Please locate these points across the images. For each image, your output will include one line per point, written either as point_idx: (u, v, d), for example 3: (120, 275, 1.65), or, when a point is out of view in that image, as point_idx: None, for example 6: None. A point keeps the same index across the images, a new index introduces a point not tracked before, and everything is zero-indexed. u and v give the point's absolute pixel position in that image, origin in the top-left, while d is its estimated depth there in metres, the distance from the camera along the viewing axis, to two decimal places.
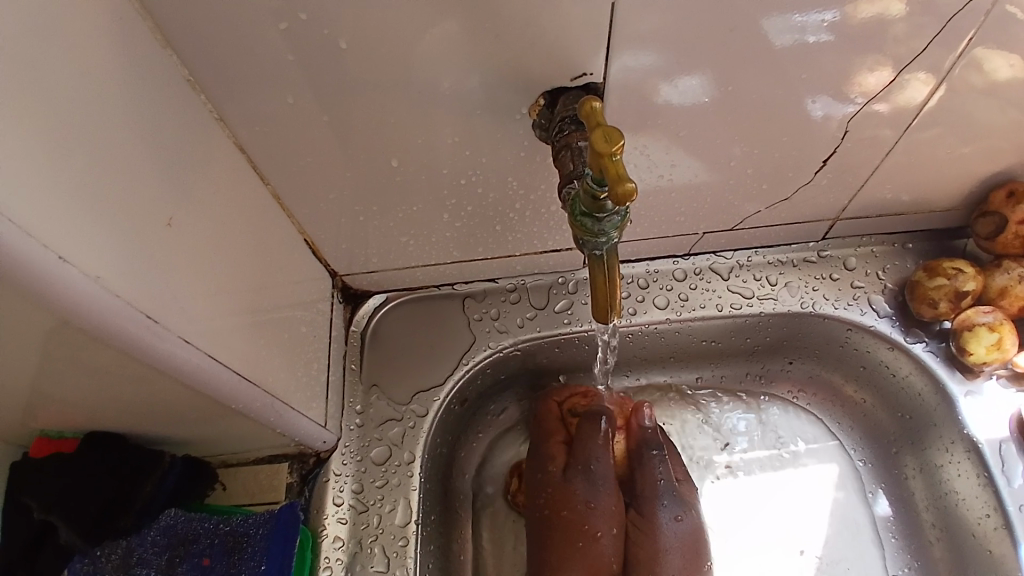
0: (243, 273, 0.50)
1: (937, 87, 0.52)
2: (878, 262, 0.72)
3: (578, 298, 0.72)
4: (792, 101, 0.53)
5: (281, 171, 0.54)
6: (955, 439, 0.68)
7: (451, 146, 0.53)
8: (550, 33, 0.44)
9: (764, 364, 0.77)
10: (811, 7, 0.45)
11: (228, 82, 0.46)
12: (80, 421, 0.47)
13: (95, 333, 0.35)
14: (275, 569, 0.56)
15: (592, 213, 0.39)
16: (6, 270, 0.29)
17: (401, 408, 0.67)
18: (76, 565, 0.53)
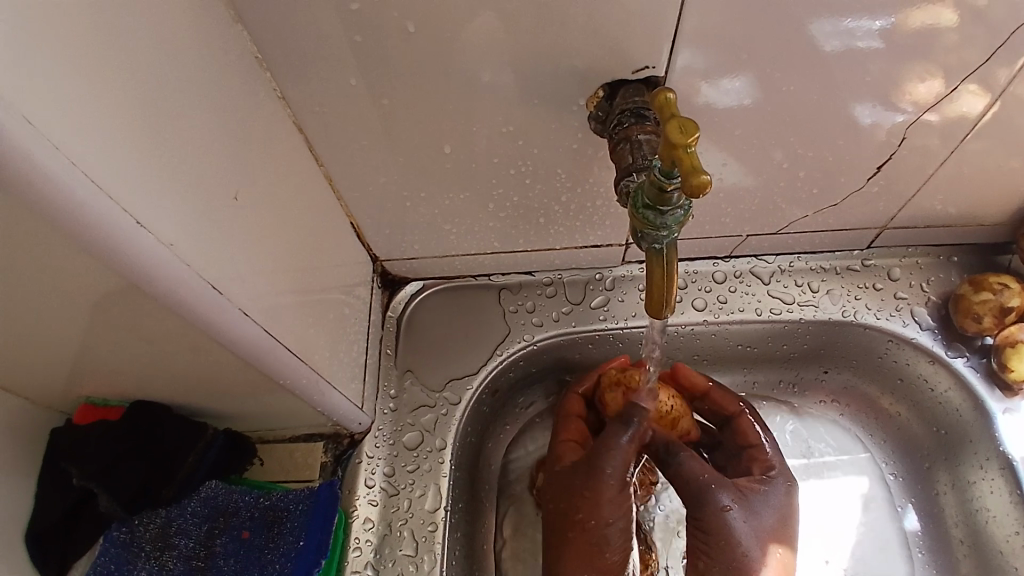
0: (294, 251, 0.50)
1: (992, 101, 0.51)
2: (922, 274, 0.71)
3: (616, 295, 0.71)
4: (853, 106, 0.52)
5: (335, 152, 0.54)
6: (990, 456, 0.67)
7: (505, 135, 0.53)
8: (616, 25, 0.44)
9: (798, 371, 0.76)
10: (861, 13, 0.44)
11: (292, 61, 0.46)
12: (130, 390, 0.48)
13: (167, 301, 0.35)
14: (314, 546, 0.55)
15: (655, 205, 0.39)
16: (87, 233, 0.30)
17: (435, 395, 0.67)
18: (115, 534, 0.53)
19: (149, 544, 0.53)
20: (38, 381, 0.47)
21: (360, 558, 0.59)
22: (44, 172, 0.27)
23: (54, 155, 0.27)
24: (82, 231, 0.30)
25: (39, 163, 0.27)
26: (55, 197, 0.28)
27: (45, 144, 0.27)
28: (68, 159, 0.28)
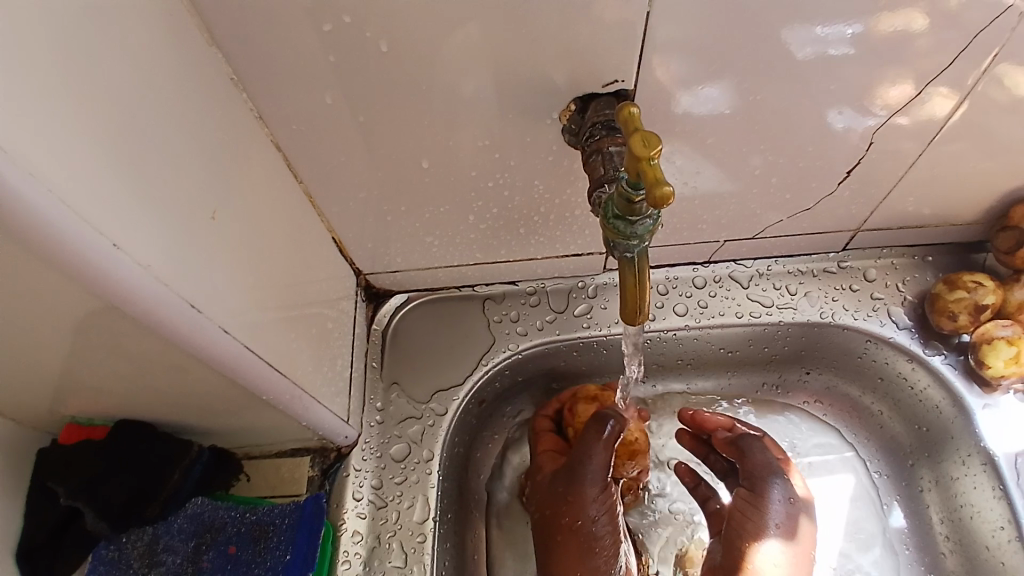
0: (275, 268, 0.51)
1: (959, 102, 0.53)
2: (898, 274, 0.72)
3: (598, 303, 0.72)
4: (820, 112, 0.53)
5: (314, 169, 0.55)
6: (972, 452, 0.68)
7: (482, 149, 0.54)
8: (585, 40, 0.45)
9: (781, 374, 0.77)
10: (834, 19, 0.45)
11: (269, 81, 0.47)
12: (114, 409, 0.48)
13: (144, 321, 0.36)
14: (300, 559, 0.57)
15: (625, 216, 0.40)
16: (64, 256, 0.30)
17: (421, 406, 0.68)
18: (103, 552, 0.54)
19: (137, 561, 0.55)
20: (20, 402, 0.47)
21: (349, 571, 0.59)
22: (14, 197, 0.27)
23: (27, 182, 0.27)
24: (57, 254, 0.30)
25: (11, 189, 0.27)
26: (28, 222, 0.28)
27: (17, 171, 0.27)
28: (43, 186, 0.28)
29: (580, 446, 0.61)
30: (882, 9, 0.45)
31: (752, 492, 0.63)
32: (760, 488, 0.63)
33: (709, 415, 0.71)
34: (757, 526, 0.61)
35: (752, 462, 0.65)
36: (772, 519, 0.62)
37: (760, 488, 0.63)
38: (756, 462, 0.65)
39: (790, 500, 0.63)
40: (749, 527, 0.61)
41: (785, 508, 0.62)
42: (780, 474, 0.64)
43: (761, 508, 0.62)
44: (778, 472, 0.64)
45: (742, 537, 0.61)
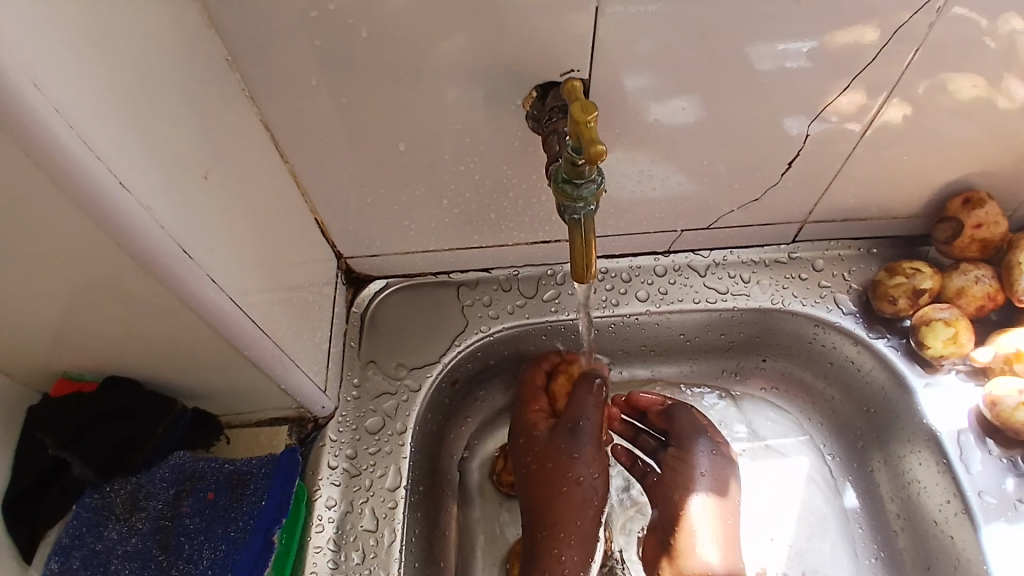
0: (260, 237, 0.55)
1: (888, 97, 0.59)
2: (845, 265, 0.77)
3: (566, 289, 0.76)
4: (762, 104, 0.59)
5: (299, 150, 0.60)
6: (916, 430, 0.72)
7: (454, 133, 0.59)
8: (543, 31, 0.51)
9: (739, 361, 0.82)
10: (790, 37, 0.53)
11: (260, 63, 0.52)
12: (105, 360, 0.52)
13: (142, 257, 0.41)
14: (275, 505, 0.58)
15: (571, 179, 0.45)
16: (78, 188, 0.35)
17: (396, 382, 0.71)
18: (86, 501, 0.56)
19: (120, 507, 0.56)
20: (14, 351, 0.50)
21: (322, 534, 0.62)
22: (43, 128, 0.33)
23: (54, 116, 0.33)
24: (72, 185, 0.35)
25: (41, 120, 0.32)
26: (50, 151, 0.34)
27: (48, 105, 0.33)
28: (66, 121, 0.34)
29: (573, 408, 0.71)
30: (835, 27, 0.52)
31: (680, 448, 0.73)
32: (687, 444, 0.73)
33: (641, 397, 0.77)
34: (685, 476, 0.71)
35: (678, 425, 0.74)
36: (698, 469, 0.71)
37: (687, 444, 0.73)
38: (683, 425, 0.74)
39: (715, 453, 0.73)
40: (679, 479, 0.71)
41: (710, 460, 0.72)
42: (706, 432, 0.74)
43: (688, 460, 0.72)
44: (703, 429, 0.74)
45: (674, 487, 0.71)
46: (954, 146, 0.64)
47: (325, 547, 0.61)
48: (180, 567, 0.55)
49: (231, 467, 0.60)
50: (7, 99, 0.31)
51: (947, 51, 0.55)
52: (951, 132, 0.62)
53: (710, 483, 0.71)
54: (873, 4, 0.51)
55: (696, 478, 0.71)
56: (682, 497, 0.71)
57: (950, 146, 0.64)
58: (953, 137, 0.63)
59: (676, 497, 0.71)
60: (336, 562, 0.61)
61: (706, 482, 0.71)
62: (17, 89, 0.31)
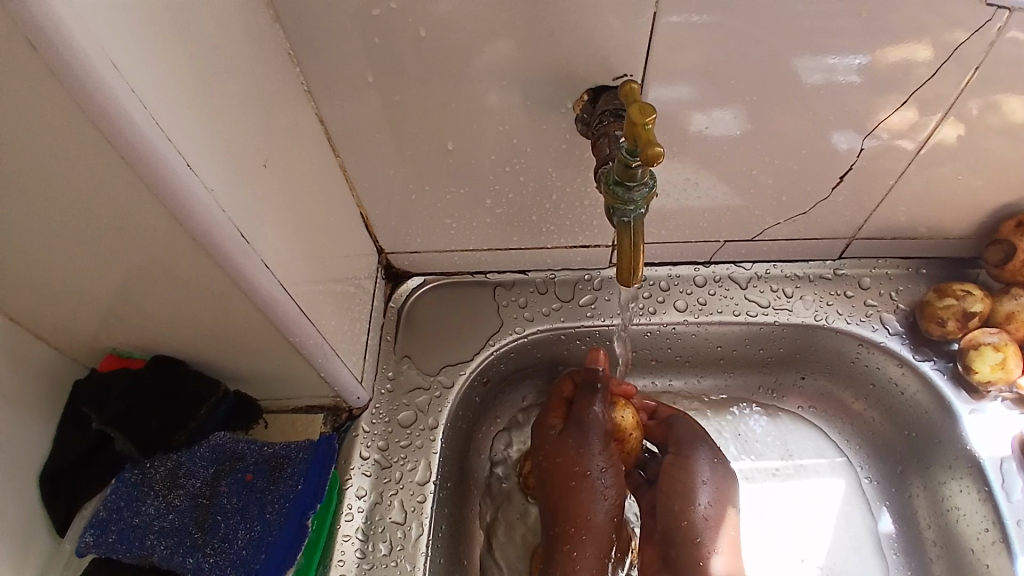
0: (310, 227, 0.56)
1: (943, 116, 0.57)
2: (891, 284, 0.75)
3: (602, 295, 0.76)
4: (813, 117, 0.58)
5: (351, 145, 0.61)
6: (958, 456, 0.70)
7: (502, 134, 0.60)
8: (598, 35, 0.51)
9: (776, 377, 0.80)
10: (841, 50, 0.52)
11: (319, 58, 0.53)
12: (157, 339, 0.54)
13: (202, 239, 0.42)
14: (310, 491, 0.59)
15: (623, 181, 0.45)
16: (147, 168, 0.37)
17: (430, 378, 0.72)
18: (127, 475, 0.57)
19: (158, 483, 0.57)
20: (73, 323, 0.53)
21: (351, 523, 0.62)
22: (118, 107, 0.34)
23: (129, 96, 0.34)
24: (142, 164, 0.36)
25: (118, 101, 0.34)
26: (125, 131, 0.35)
27: (124, 85, 0.34)
28: (140, 102, 0.35)
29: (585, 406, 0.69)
30: (885, 43, 0.52)
31: (679, 456, 0.70)
32: (686, 451, 0.70)
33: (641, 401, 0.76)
34: (687, 484, 0.68)
35: (676, 432, 0.72)
36: (700, 478, 0.68)
37: (687, 451, 0.70)
38: (681, 433, 0.72)
39: (715, 462, 0.69)
40: (679, 488, 0.68)
41: (711, 469, 0.69)
42: (706, 441, 0.71)
43: (689, 468, 0.69)
44: (702, 437, 0.71)
45: (676, 496, 0.67)
46: (1011, 168, 0.62)
47: (353, 537, 0.62)
48: (215, 545, 0.55)
49: (270, 451, 0.60)
50: (87, 80, 0.32)
51: (1009, 71, 0.53)
52: (1008, 153, 0.61)
53: (712, 492, 0.68)
54: (933, 19, 0.50)
55: (698, 487, 0.68)
56: (684, 506, 0.67)
57: (1007, 168, 0.62)
58: (1009, 159, 0.61)
59: (678, 506, 0.67)
60: (364, 551, 0.61)
61: (708, 491, 0.68)
62: (98, 69, 0.32)
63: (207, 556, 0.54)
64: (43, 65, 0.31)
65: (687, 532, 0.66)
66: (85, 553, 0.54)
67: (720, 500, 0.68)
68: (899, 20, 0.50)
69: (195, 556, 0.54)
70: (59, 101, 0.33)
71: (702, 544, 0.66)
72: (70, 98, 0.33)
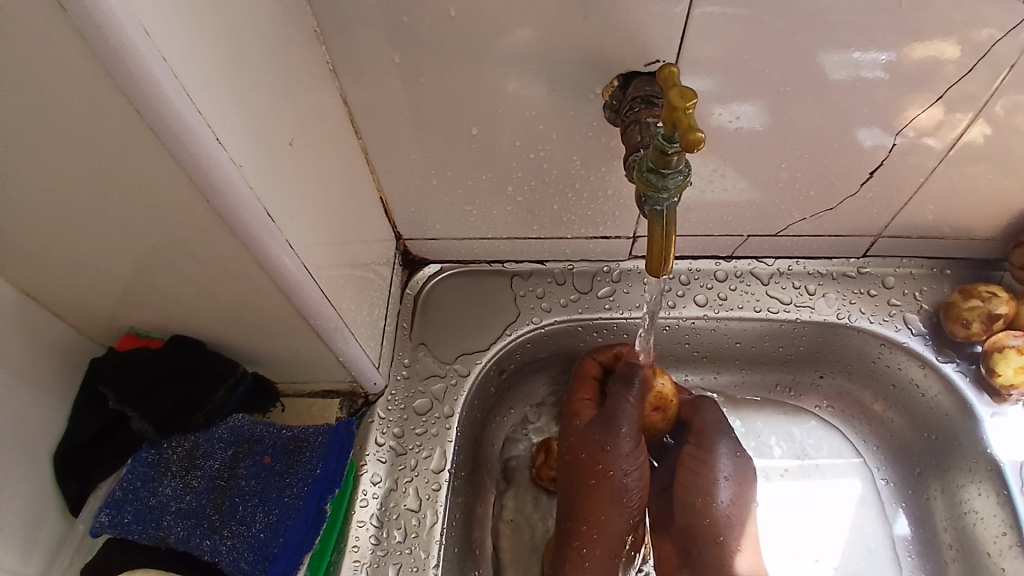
0: (332, 209, 0.56)
1: (976, 117, 0.56)
2: (915, 284, 0.74)
3: (621, 287, 0.75)
4: (845, 112, 0.57)
5: (373, 128, 0.60)
6: (978, 459, 0.69)
7: (528, 121, 0.59)
8: (630, 21, 0.50)
9: (794, 375, 0.79)
10: (869, 46, 0.51)
11: (346, 38, 0.52)
12: (177, 318, 0.53)
13: (227, 216, 0.41)
14: (329, 475, 0.58)
15: (658, 169, 0.44)
16: (176, 142, 0.36)
17: (446, 366, 0.71)
18: (143, 455, 0.56)
19: (175, 464, 0.56)
20: (90, 299, 0.52)
21: (366, 509, 0.62)
22: (149, 76, 0.33)
23: (160, 65, 0.33)
24: (170, 136, 0.36)
25: (148, 69, 0.33)
26: (154, 101, 0.34)
27: (155, 53, 0.33)
28: (171, 72, 0.34)
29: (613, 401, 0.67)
30: (913, 39, 0.51)
31: (699, 448, 0.68)
32: (707, 443, 0.68)
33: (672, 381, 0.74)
34: (708, 479, 0.66)
35: (701, 420, 0.70)
36: (720, 473, 0.67)
37: (708, 444, 0.68)
38: (705, 423, 0.69)
39: (737, 457, 0.68)
40: (700, 483, 0.66)
41: (732, 463, 0.68)
42: (729, 432, 0.69)
43: (710, 462, 0.67)
44: (722, 427, 0.69)
45: (696, 492, 0.66)
46: None
47: (368, 523, 0.62)
48: (232, 528, 0.54)
49: (288, 434, 0.59)
50: (117, 46, 0.31)
51: None
52: None
53: (733, 486, 0.67)
54: (973, 14, 0.49)
55: (719, 482, 0.66)
56: (707, 503, 0.65)
57: None
58: None
59: (701, 503, 0.65)
60: (378, 538, 0.61)
61: (728, 485, 0.67)
62: (131, 37, 0.31)
63: (224, 539, 0.53)
64: (73, 28, 0.31)
65: (710, 531, 0.65)
66: (100, 533, 0.53)
67: (740, 493, 0.67)
68: (938, 14, 0.49)
69: (212, 538, 0.53)
70: (88, 68, 0.32)
71: (724, 542, 0.65)
72: (101, 67, 0.32)
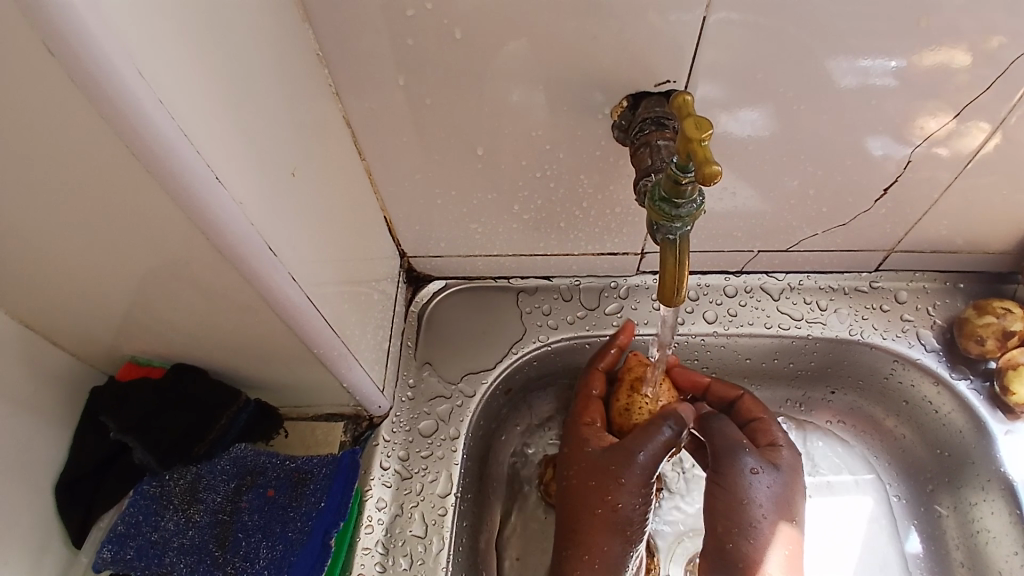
0: (335, 233, 0.54)
1: (992, 134, 0.56)
2: (928, 298, 0.73)
3: (629, 303, 0.74)
4: (858, 128, 0.56)
5: (377, 148, 0.59)
6: (990, 477, 0.69)
7: (534, 139, 0.57)
8: (642, 41, 0.49)
9: (805, 391, 0.78)
10: (876, 53, 0.50)
11: (349, 59, 0.51)
12: (178, 347, 0.52)
13: (226, 252, 0.40)
14: (334, 507, 0.57)
15: (670, 198, 0.43)
16: (173, 181, 0.35)
17: (451, 386, 0.70)
18: (145, 487, 0.55)
19: (178, 497, 0.55)
20: (89, 329, 0.51)
21: (371, 535, 0.61)
22: (144, 117, 0.32)
23: (156, 105, 0.32)
24: (166, 175, 0.34)
25: (141, 110, 0.31)
26: (149, 141, 0.32)
27: (151, 94, 0.31)
28: (168, 112, 0.32)
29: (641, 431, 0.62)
30: (925, 48, 0.49)
31: (718, 472, 0.65)
32: (728, 466, 0.65)
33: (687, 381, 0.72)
34: (728, 504, 0.63)
35: (720, 439, 0.66)
36: (745, 496, 0.63)
37: (725, 466, 0.64)
38: (722, 442, 0.66)
39: (761, 474, 0.64)
40: (718, 507, 0.63)
41: (761, 484, 0.64)
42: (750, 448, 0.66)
43: (730, 486, 0.63)
44: (744, 446, 0.65)
45: (716, 516, 0.63)
46: None
47: (373, 550, 0.61)
48: (236, 565, 0.53)
49: (292, 465, 0.58)
50: (109, 88, 0.30)
51: None
52: None
53: (767, 508, 0.63)
54: (990, 30, 0.48)
55: (744, 506, 0.62)
56: (728, 528, 0.62)
57: None
58: None
59: (721, 528, 0.63)
60: (384, 565, 0.60)
61: (760, 509, 0.63)
62: (124, 78, 0.30)
63: None
64: (63, 71, 0.29)
65: (735, 555, 0.61)
66: (102, 568, 0.53)
67: (772, 517, 0.63)
68: (958, 29, 0.48)
69: (216, 574, 0.52)
70: (81, 110, 0.31)
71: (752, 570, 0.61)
72: (93, 108, 0.31)
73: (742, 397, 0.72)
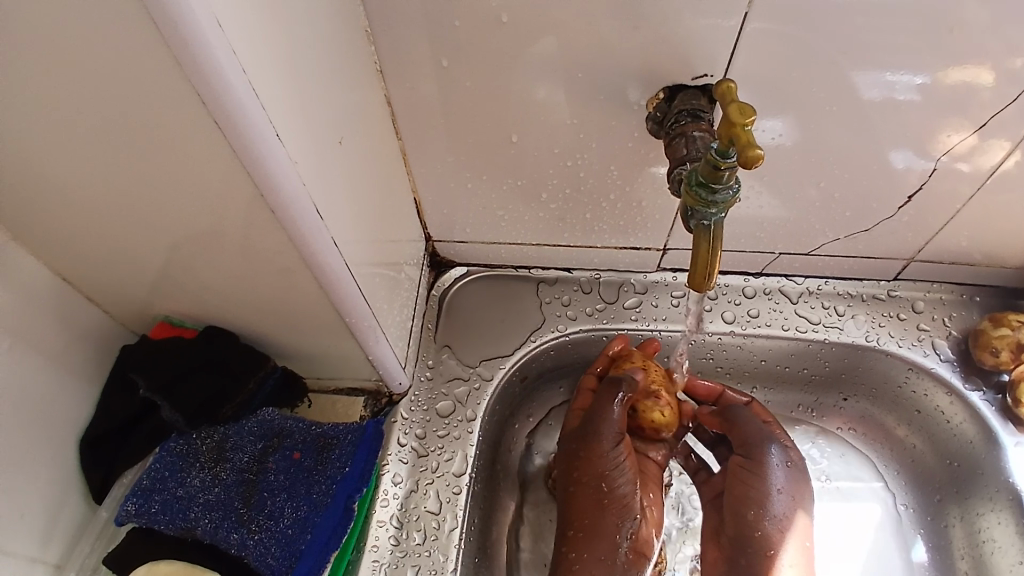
0: (371, 209, 0.55)
1: (1012, 151, 0.57)
2: (945, 309, 0.74)
3: (648, 299, 0.75)
4: (885, 139, 0.57)
5: (415, 129, 0.60)
6: (998, 489, 0.69)
7: (568, 129, 0.59)
8: (682, 37, 0.50)
9: (818, 397, 0.79)
10: (902, 68, 0.51)
11: (394, 39, 0.53)
12: (212, 308, 0.53)
13: (277, 211, 0.41)
14: (357, 474, 0.58)
15: (708, 183, 0.45)
16: (238, 135, 0.36)
17: (469, 369, 0.71)
18: (171, 445, 0.56)
19: (204, 455, 0.56)
20: (128, 285, 0.52)
21: (386, 509, 0.62)
22: (216, 67, 0.33)
23: (229, 58, 0.33)
24: (232, 128, 0.36)
25: (216, 61, 0.32)
26: (218, 91, 0.34)
27: (225, 46, 0.33)
28: (238, 65, 0.34)
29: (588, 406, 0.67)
30: (952, 63, 0.50)
31: (750, 459, 0.67)
32: (755, 455, 0.67)
33: (698, 384, 0.75)
34: (761, 492, 0.66)
35: (744, 431, 0.69)
36: (774, 485, 0.66)
37: (758, 455, 0.67)
38: (748, 432, 0.69)
39: (789, 466, 0.68)
40: (753, 494, 0.66)
41: (785, 474, 0.67)
42: (778, 441, 0.68)
43: (762, 475, 0.66)
44: (771, 437, 0.68)
45: (749, 503, 0.66)
46: None
47: (388, 523, 0.61)
48: (260, 523, 0.54)
49: (318, 430, 0.59)
50: (189, 37, 0.31)
51: None
52: None
53: (787, 498, 0.66)
54: (1018, 45, 0.49)
55: (772, 495, 0.66)
56: (758, 514, 0.65)
57: None
58: None
59: (752, 515, 0.65)
60: (397, 539, 0.61)
61: (783, 499, 0.66)
62: (203, 27, 0.31)
63: (251, 533, 0.53)
64: (147, 17, 0.31)
65: (763, 543, 0.64)
66: (125, 521, 0.54)
67: (790, 507, 0.66)
68: (986, 42, 0.49)
69: (239, 532, 0.53)
70: (156, 57, 0.32)
71: (776, 555, 0.64)
72: (170, 55, 0.32)
73: (751, 404, 0.74)
